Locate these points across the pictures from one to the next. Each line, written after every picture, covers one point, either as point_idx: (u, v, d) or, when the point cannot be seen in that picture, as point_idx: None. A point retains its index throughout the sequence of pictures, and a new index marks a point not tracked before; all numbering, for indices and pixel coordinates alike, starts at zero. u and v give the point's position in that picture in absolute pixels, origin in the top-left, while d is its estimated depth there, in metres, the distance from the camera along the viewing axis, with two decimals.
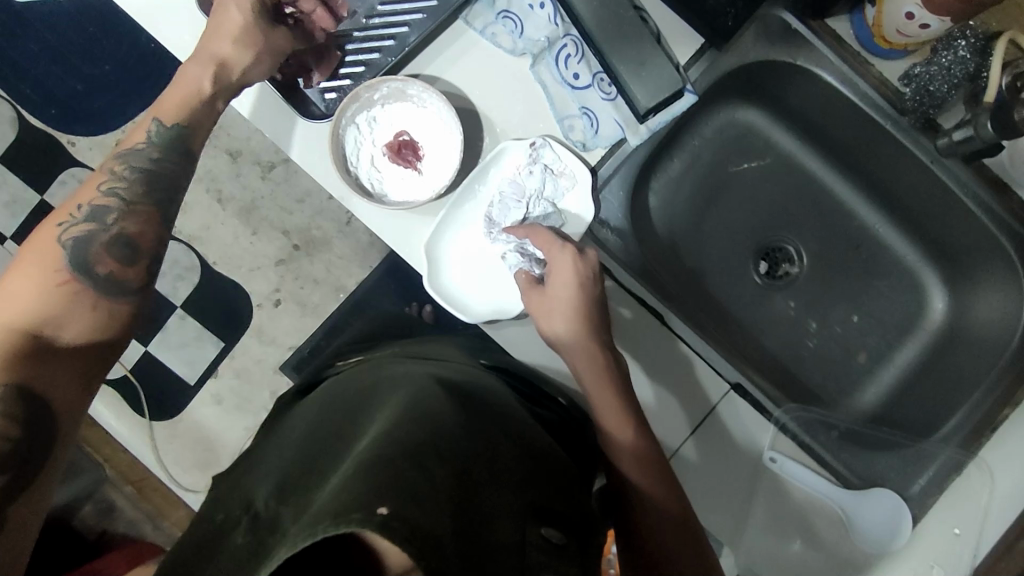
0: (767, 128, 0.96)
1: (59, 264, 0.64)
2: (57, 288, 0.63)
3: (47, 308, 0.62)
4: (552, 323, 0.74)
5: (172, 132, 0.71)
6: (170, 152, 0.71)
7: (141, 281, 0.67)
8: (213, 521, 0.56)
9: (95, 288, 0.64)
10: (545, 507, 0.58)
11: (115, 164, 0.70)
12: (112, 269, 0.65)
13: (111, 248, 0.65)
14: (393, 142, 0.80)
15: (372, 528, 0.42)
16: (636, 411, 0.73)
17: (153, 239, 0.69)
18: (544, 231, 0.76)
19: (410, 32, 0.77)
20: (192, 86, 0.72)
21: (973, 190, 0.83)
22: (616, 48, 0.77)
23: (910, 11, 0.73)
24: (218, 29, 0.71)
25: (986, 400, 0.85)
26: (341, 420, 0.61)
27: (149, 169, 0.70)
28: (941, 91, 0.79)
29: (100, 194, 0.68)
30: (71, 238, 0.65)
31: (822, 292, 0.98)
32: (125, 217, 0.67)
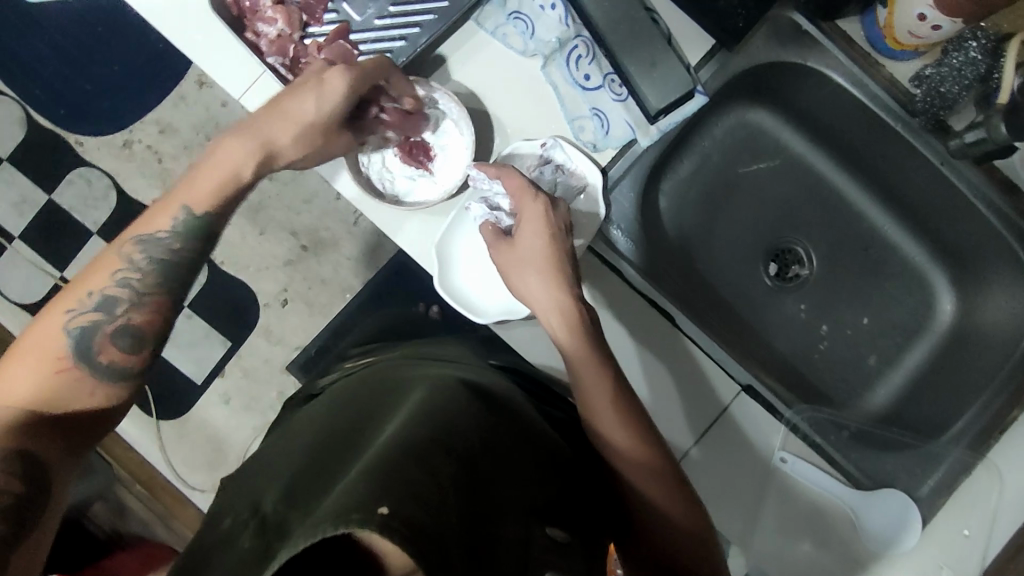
0: (778, 129, 0.96)
1: (61, 351, 0.63)
2: (57, 375, 0.62)
3: (45, 396, 0.61)
4: (525, 282, 0.71)
5: (201, 219, 0.67)
6: (194, 242, 0.67)
7: (142, 369, 0.66)
8: (220, 527, 0.55)
9: (96, 378, 0.63)
10: (547, 507, 0.58)
11: (131, 249, 0.66)
12: (117, 359, 0.64)
13: (118, 340, 0.64)
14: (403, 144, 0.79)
15: (373, 527, 0.42)
16: (624, 403, 0.67)
17: (161, 330, 0.67)
18: (516, 176, 0.72)
19: (421, 32, 0.77)
20: (227, 165, 0.67)
21: (983, 192, 0.83)
22: (627, 49, 0.77)
23: (922, 12, 0.72)
24: (282, 113, 0.67)
25: (994, 401, 0.85)
26: (350, 422, 0.61)
27: (167, 259, 0.67)
28: (953, 92, 0.80)
29: (111, 282, 0.65)
30: (75, 328, 0.63)
31: (831, 293, 0.98)
32: (135, 310, 0.65)
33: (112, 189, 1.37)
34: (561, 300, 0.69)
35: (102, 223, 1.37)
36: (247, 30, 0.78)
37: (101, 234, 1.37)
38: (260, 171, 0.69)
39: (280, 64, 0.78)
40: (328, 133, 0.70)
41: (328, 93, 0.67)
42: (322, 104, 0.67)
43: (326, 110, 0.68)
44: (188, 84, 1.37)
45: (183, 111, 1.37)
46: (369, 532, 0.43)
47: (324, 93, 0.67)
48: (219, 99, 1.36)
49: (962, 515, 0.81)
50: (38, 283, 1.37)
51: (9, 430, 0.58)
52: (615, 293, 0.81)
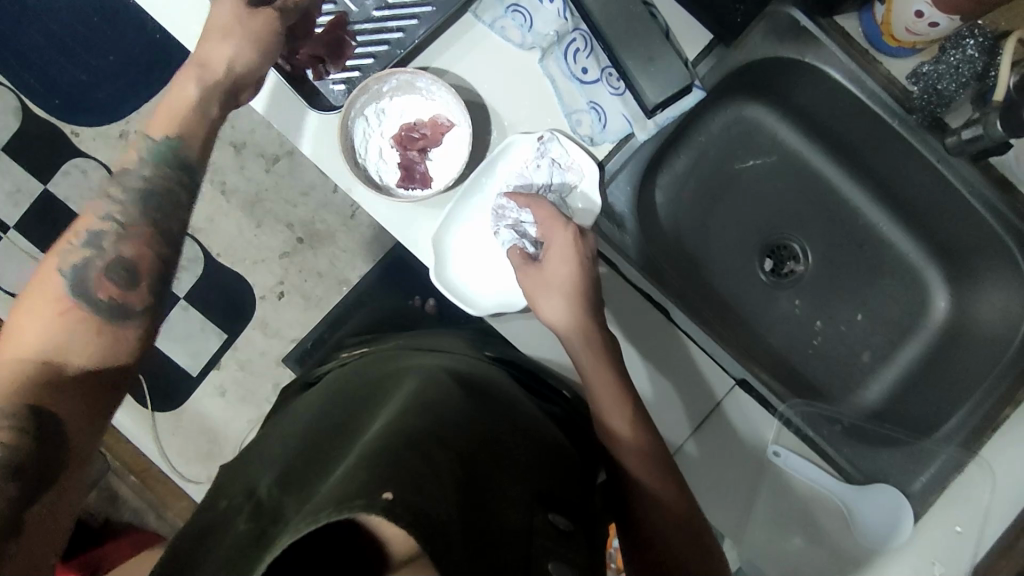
0: (775, 126, 0.97)
1: (56, 294, 0.61)
2: (58, 317, 0.60)
3: (51, 339, 0.59)
4: (548, 303, 0.73)
5: (173, 141, 0.68)
6: (168, 167, 0.67)
7: (143, 303, 0.64)
8: (216, 508, 0.55)
9: (96, 315, 0.61)
10: (548, 495, 0.59)
11: (114, 185, 0.66)
12: (115, 295, 0.62)
13: (110, 273, 0.62)
14: (398, 133, 0.80)
15: (375, 513, 0.42)
16: (634, 401, 0.71)
17: (155, 262, 0.65)
18: (546, 205, 0.75)
19: (419, 25, 0.77)
20: (182, 94, 0.70)
21: (979, 191, 0.83)
22: (626, 44, 0.76)
23: (920, 9, 0.72)
24: (209, 30, 0.72)
25: (987, 399, 0.85)
26: (348, 410, 0.61)
27: (146, 186, 0.66)
28: (950, 89, 0.79)
29: (98, 219, 0.65)
30: (68, 268, 0.62)
31: (826, 290, 0.99)
32: (121, 241, 0.64)
33: (107, 180, 1.37)
34: (577, 313, 0.72)
35: None
36: None
37: None
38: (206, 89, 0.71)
39: None
40: (249, 14, 0.72)
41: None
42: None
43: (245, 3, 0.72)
44: (185, 75, 1.36)
45: None
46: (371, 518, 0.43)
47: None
48: None
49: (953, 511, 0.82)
50: (32, 273, 1.37)
51: (18, 377, 0.56)
52: (609, 286, 0.82)
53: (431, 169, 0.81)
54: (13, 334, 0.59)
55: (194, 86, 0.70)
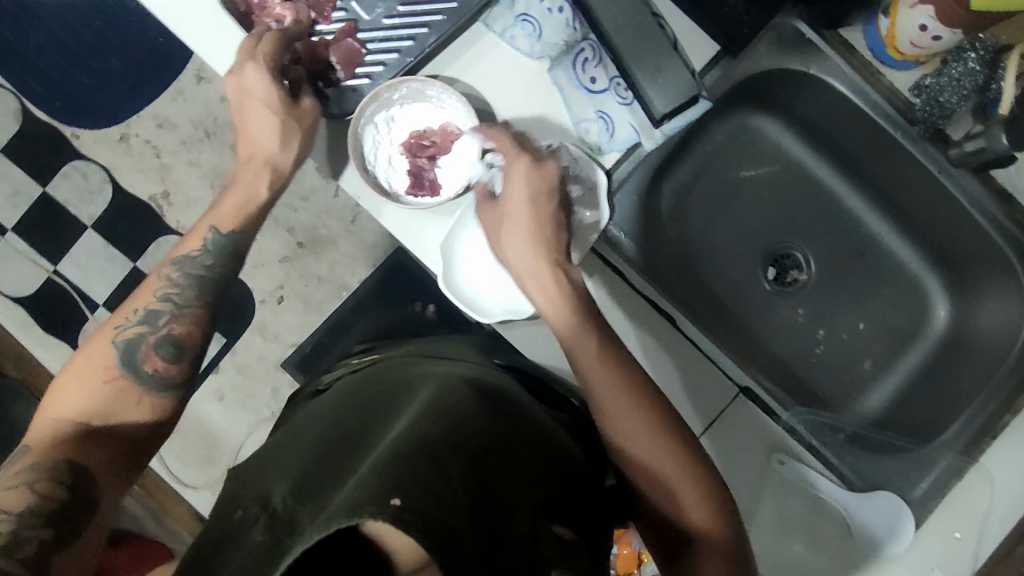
0: (779, 135, 0.98)
1: (109, 363, 0.68)
2: (107, 385, 0.67)
3: (98, 404, 0.66)
4: (506, 244, 0.74)
5: (227, 237, 0.76)
6: (224, 259, 0.76)
7: (182, 377, 0.71)
8: (229, 519, 0.54)
9: (141, 387, 0.68)
10: (555, 504, 0.60)
11: (170, 269, 0.74)
12: (160, 368, 0.69)
13: (161, 349, 0.69)
14: (408, 141, 0.81)
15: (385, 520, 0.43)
16: (650, 409, 0.69)
17: (200, 343, 0.73)
18: (504, 134, 0.74)
19: (429, 33, 0.78)
20: (247, 191, 0.78)
21: (979, 200, 0.84)
22: (635, 56, 0.76)
23: (923, 23, 0.74)
24: (257, 134, 0.78)
25: (988, 406, 0.86)
26: (360, 417, 0.61)
27: (202, 275, 0.74)
28: (951, 101, 0.80)
29: (154, 299, 0.72)
30: (123, 341, 0.69)
31: (828, 297, 1.00)
32: (175, 321, 0.72)
33: (107, 184, 1.37)
34: (565, 306, 0.71)
35: (97, 217, 1.37)
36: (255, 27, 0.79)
37: (96, 227, 1.37)
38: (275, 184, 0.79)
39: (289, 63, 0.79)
40: (294, 113, 0.76)
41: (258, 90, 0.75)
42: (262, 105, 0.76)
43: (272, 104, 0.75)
44: (187, 79, 1.36)
45: (181, 106, 1.37)
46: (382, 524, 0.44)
47: (260, 95, 0.75)
48: (218, 95, 1.36)
49: (952, 517, 0.83)
50: (30, 275, 1.37)
51: (64, 435, 0.63)
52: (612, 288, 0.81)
53: (439, 177, 0.81)
54: (63, 397, 0.66)
55: (263, 186, 0.79)
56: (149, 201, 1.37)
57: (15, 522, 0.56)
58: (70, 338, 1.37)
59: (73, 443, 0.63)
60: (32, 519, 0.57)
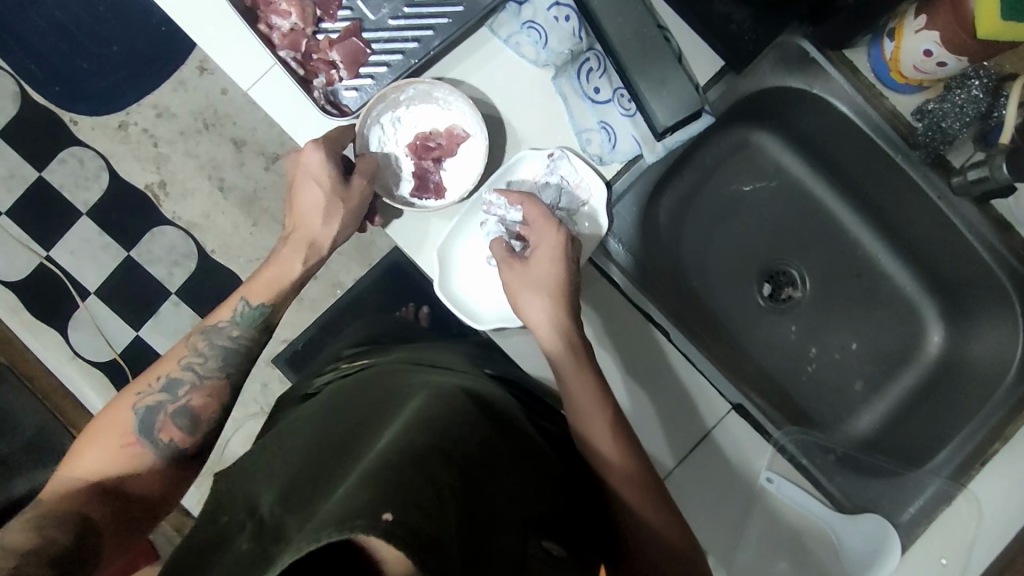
0: (779, 152, 0.98)
1: (129, 429, 0.68)
2: (124, 450, 0.67)
3: (113, 469, 0.66)
4: (529, 300, 0.74)
5: (257, 311, 0.76)
6: (252, 332, 0.75)
7: (197, 448, 0.71)
8: (216, 523, 0.55)
9: (156, 456, 0.68)
10: (546, 520, 0.59)
11: (199, 338, 0.74)
12: (176, 439, 0.69)
13: (178, 420, 0.69)
14: (414, 142, 0.80)
15: (376, 535, 0.42)
16: (622, 423, 0.72)
17: (216, 413, 0.72)
18: (538, 205, 0.76)
19: (434, 36, 0.78)
20: (280, 268, 0.78)
21: (975, 227, 0.84)
22: (639, 66, 0.76)
23: (928, 48, 0.74)
24: (304, 208, 0.78)
25: (978, 432, 0.86)
26: (350, 425, 0.61)
27: (228, 347, 0.74)
28: (953, 128, 0.80)
29: (178, 367, 0.72)
30: (142, 408, 0.69)
31: (822, 316, 1.00)
32: (194, 392, 0.71)
33: (104, 171, 1.36)
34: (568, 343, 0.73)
35: (92, 204, 1.36)
36: (259, 22, 0.77)
37: (90, 215, 1.36)
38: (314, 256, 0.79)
39: (292, 58, 0.78)
40: (342, 194, 0.75)
41: (317, 170, 0.74)
42: (320, 177, 0.75)
43: (325, 185, 0.75)
44: (188, 70, 1.36)
45: (182, 97, 1.36)
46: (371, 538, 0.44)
47: (314, 173, 0.75)
48: (219, 87, 1.35)
49: (940, 541, 0.83)
50: (21, 260, 1.36)
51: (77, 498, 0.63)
52: (597, 296, 0.83)
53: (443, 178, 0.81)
54: (83, 460, 0.66)
55: (300, 262, 0.78)
56: (145, 190, 1.36)
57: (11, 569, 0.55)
58: (59, 325, 1.36)
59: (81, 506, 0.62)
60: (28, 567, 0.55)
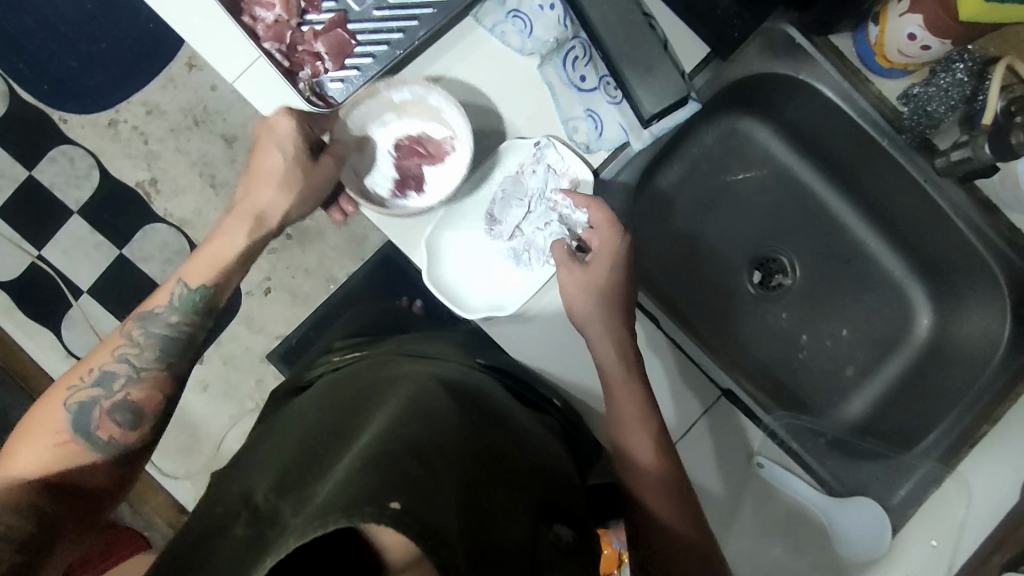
0: (767, 139, 0.98)
1: (62, 426, 0.68)
2: (57, 447, 0.68)
3: (49, 467, 0.67)
4: (584, 302, 0.76)
5: (197, 292, 0.74)
6: (193, 316, 0.74)
7: (137, 440, 0.72)
8: (212, 513, 0.55)
9: (92, 450, 0.69)
10: (549, 508, 0.60)
11: (132, 327, 0.73)
12: (114, 433, 0.70)
13: (115, 414, 0.70)
14: (401, 142, 0.81)
15: (383, 521, 0.43)
16: (657, 428, 0.75)
17: (159, 403, 0.73)
18: (604, 209, 0.77)
19: (419, 26, 0.78)
20: (223, 244, 0.76)
21: (962, 210, 0.84)
22: (624, 54, 0.76)
23: (911, 32, 0.73)
24: (263, 176, 0.76)
25: (967, 415, 0.86)
26: (344, 412, 0.61)
27: (165, 333, 0.73)
28: (938, 112, 0.81)
29: (111, 359, 0.72)
30: (73, 405, 0.69)
31: (812, 303, 1.00)
32: (132, 384, 0.71)
33: (95, 169, 1.36)
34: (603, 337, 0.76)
35: (83, 202, 1.36)
36: (244, 14, 0.77)
37: (82, 213, 1.36)
38: (263, 228, 0.77)
39: (276, 50, 0.77)
40: (306, 168, 0.75)
41: (287, 139, 0.74)
42: (280, 146, 0.74)
43: (291, 157, 0.74)
44: (177, 67, 1.35)
45: (171, 94, 1.35)
46: (380, 525, 0.44)
47: (279, 139, 0.74)
48: (208, 83, 1.35)
49: (930, 524, 0.83)
50: (13, 259, 1.36)
51: (11, 497, 0.63)
52: None
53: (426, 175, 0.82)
54: (15, 455, 0.67)
55: (244, 234, 0.76)
56: (136, 187, 1.36)
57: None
58: (53, 324, 1.36)
59: (21, 508, 0.63)
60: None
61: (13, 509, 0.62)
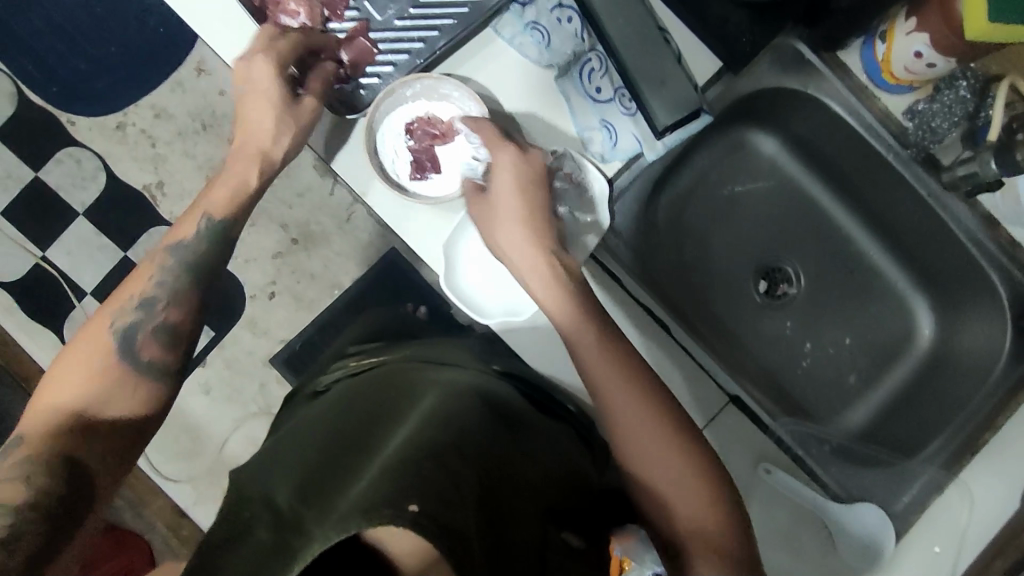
0: (774, 152, 1.00)
1: (105, 351, 0.70)
2: (100, 373, 0.68)
3: (90, 391, 0.67)
4: (501, 238, 0.77)
5: (220, 223, 0.77)
6: (218, 247, 0.77)
7: (174, 368, 0.73)
8: (236, 515, 0.55)
9: (135, 374, 0.70)
10: (559, 510, 0.62)
11: (163, 258, 0.75)
12: (156, 356, 0.71)
13: (156, 336, 0.72)
14: (412, 125, 0.81)
15: (401, 523, 0.45)
16: (630, 372, 0.73)
17: (192, 327, 0.75)
18: (488, 125, 0.76)
19: (439, 37, 0.80)
20: (237, 177, 0.79)
21: (965, 223, 0.87)
22: (640, 68, 0.78)
23: (920, 50, 0.76)
24: (253, 118, 0.78)
25: (969, 423, 0.88)
26: (363, 417, 0.62)
27: (194, 260, 0.76)
28: (943, 127, 0.83)
29: (149, 286, 0.74)
30: (119, 331, 0.71)
31: (818, 312, 1.02)
32: (170, 308, 0.73)
33: (101, 171, 1.37)
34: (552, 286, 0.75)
35: (89, 204, 1.36)
36: (268, 21, 0.79)
37: (87, 215, 1.37)
38: (264, 172, 0.80)
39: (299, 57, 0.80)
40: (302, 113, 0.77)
41: (262, 81, 0.76)
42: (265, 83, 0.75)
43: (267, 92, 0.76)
44: (186, 72, 1.37)
45: (179, 98, 1.37)
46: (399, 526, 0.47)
47: (262, 87, 0.76)
48: (217, 88, 1.36)
49: (934, 530, 0.85)
50: (17, 260, 1.36)
51: (55, 422, 0.63)
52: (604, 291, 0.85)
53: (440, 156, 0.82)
54: (56, 381, 0.67)
55: (253, 171, 0.79)
56: (142, 190, 1.37)
57: (15, 518, 0.57)
58: (55, 325, 1.36)
59: (63, 435, 0.63)
60: (30, 515, 0.58)
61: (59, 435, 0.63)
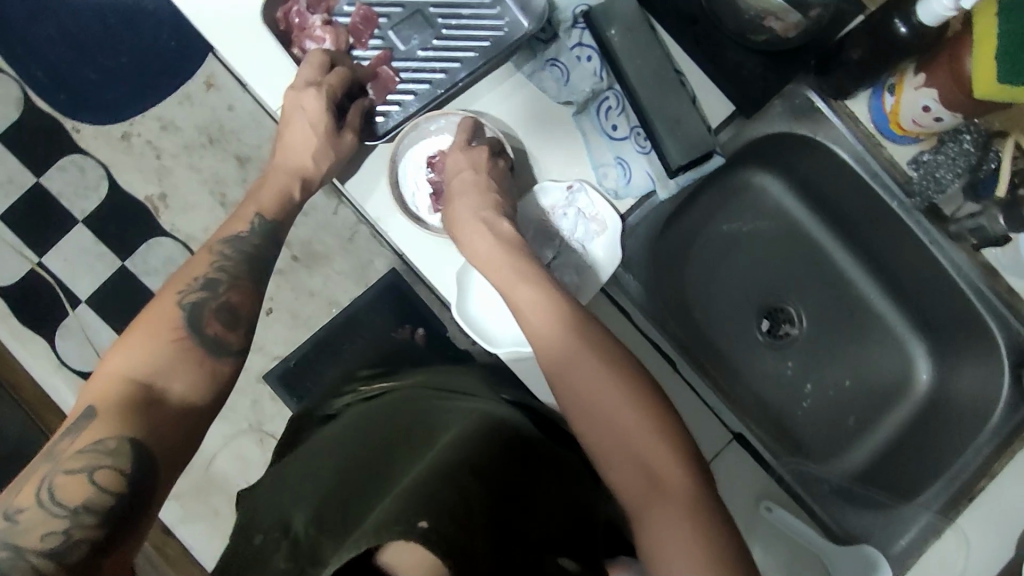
0: (779, 194, 1.02)
1: (174, 323, 0.65)
2: (172, 344, 0.64)
3: (159, 362, 0.62)
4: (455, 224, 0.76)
5: (271, 224, 0.76)
6: (268, 243, 0.75)
7: (238, 346, 0.68)
8: (251, 544, 0.55)
9: (205, 351, 0.65)
10: (563, 538, 0.61)
11: (222, 246, 0.73)
12: (220, 332, 0.67)
13: (220, 315, 0.67)
14: (433, 158, 0.82)
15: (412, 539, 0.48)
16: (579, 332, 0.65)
17: (252, 310, 0.71)
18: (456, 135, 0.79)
19: (461, 68, 0.83)
20: (280, 186, 0.79)
21: (965, 272, 0.89)
22: (656, 109, 0.80)
23: (926, 104, 0.78)
24: (294, 144, 0.79)
25: (965, 470, 0.89)
26: (379, 439, 0.64)
27: (250, 252, 0.74)
28: (946, 178, 0.85)
29: (211, 269, 0.71)
30: (187, 304, 0.67)
31: (818, 353, 1.04)
32: (231, 289, 0.70)
33: (104, 180, 1.36)
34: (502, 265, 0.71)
35: (90, 212, 1.36)
36: (294, 46, 0.81)
37: (88, 223, 1.36)
38: (308, 190, 0.81)
39: None
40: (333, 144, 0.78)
41: (313, 112, 0.77)
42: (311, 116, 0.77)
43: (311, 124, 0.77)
44: (195, 86, 1.37)
45: (187, 111, 1.37)
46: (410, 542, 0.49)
47: (310, 116, 0.77)
48: (226, 103, 1.37)
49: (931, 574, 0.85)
50: (13, 265, 1.35)
51: (124, 395, 0.59)
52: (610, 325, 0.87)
53: None
54: (128, 350, 0.62)
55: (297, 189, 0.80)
56: (144, 201, 1.37)
57: (71, 518, 0.53)
58: (47, 333, 1.34)
59: (126, 408, 0.58)
60: (87, 516, 0.54)
61: (126, 412, 0.58)
